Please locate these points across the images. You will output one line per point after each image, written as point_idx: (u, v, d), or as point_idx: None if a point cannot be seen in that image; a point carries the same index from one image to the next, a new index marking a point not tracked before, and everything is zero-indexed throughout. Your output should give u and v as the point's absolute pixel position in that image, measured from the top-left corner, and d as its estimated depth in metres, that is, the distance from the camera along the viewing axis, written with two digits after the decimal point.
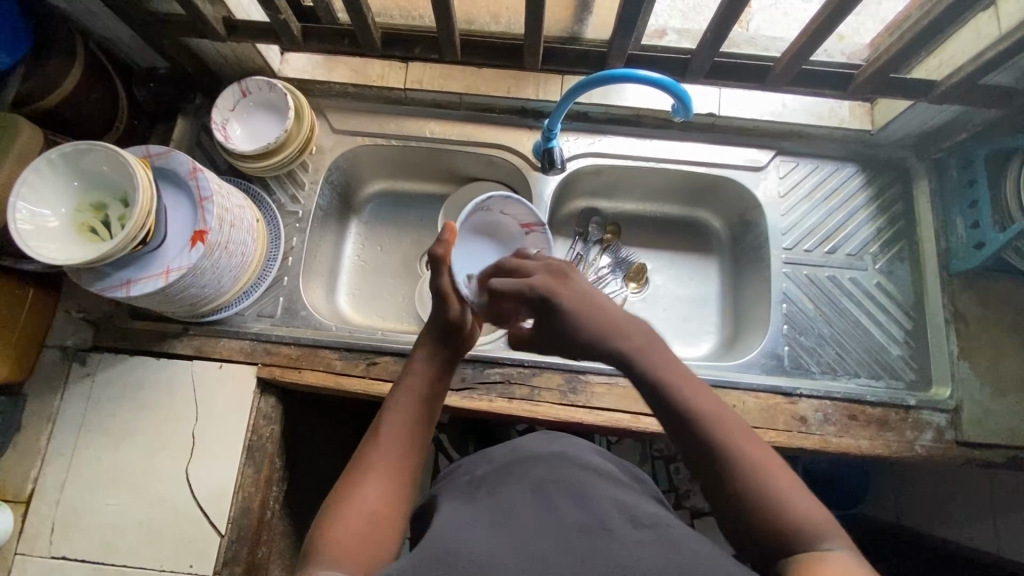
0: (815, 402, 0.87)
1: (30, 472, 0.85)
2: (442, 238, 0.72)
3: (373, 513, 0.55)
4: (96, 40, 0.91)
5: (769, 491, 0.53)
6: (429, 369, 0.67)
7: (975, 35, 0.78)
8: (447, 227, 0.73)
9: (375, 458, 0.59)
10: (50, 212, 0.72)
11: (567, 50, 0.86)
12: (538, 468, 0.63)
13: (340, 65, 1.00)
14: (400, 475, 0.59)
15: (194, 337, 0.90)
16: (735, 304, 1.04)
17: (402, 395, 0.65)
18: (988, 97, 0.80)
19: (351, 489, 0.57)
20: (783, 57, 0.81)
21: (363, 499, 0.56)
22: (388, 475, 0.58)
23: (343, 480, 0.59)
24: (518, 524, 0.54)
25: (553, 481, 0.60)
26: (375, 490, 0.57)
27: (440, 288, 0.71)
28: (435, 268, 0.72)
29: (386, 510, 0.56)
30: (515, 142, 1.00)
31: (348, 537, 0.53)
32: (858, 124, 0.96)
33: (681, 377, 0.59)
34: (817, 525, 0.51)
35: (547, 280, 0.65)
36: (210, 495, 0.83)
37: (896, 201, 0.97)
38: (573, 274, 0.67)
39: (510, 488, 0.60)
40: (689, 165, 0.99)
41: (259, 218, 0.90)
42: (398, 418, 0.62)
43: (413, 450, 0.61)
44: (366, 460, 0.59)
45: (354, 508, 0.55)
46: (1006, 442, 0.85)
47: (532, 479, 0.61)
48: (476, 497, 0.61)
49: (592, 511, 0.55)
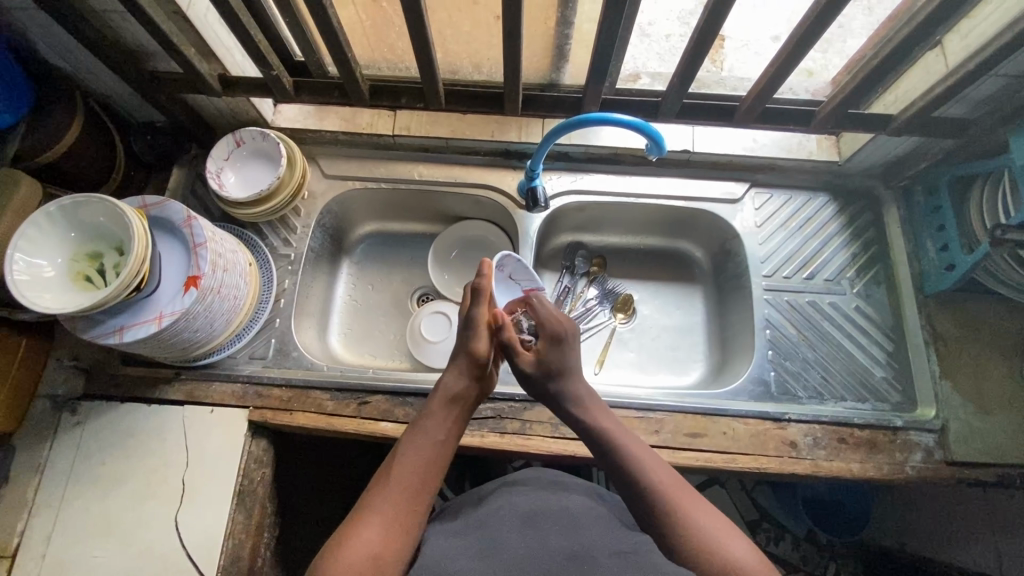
0: (804, 426, 0.88)
1: (15, 526, 0.83)
2: (482, 272, 0.78)
3: (377, 551, 0.56)
4: (95, 97, 0.96)
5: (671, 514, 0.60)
6: (440, 416, 0.69)
7: (925, 72, 0.83)
8: (485, 262, 0.79)
9: (382, 497, 0.60)
10: (46, 262, 0.74)
11: (545, 97, 0.92)
12: (524, 499, 0.63)
13: (330, 114, 1.04)
14: (406, 515, 0.60)
15: (186, 381, 0.91)
16: (721, 332, 1.06)
17: (420, 438, 0.67)
18: (943, 129, 0.85)
19: (353, 529, 0.57)
20: (749, 96, 0.86)
21: (366, 537, 0.56)
22: (392, 514, 0.59)
23: (346, 522, 0.59)
24: (504, 557, 0.54)
25: (540, 511, 0.60)
26: (379, 527, 0.57)
27: (478, 318, 0.76)
28: (474, 297, 0.78)
29: (389, 548, 0.56)
30: (500, 182, 1.04)
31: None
32: (825, 156, 1.01)
33: (624, 433, 0.70)
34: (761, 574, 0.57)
35: (552, 331, 0.78)
36: (201, 543, 0.82)
37: (867, 227, 1.01)
38: (567, 341, 0.78)
39: (498, 519, 0.60)
40: (668, 200, 1.03)
41: (252, 262, 0.92)
42: (412, 461, 0.64)
43: (422, 491, 0.62)
44: (374, 497, 0.61)
45: (355, 547, 0.55)
46: (996, 460, 0.85)
47: (519, 509, 0.61)
48: (468, 529, 0.60)
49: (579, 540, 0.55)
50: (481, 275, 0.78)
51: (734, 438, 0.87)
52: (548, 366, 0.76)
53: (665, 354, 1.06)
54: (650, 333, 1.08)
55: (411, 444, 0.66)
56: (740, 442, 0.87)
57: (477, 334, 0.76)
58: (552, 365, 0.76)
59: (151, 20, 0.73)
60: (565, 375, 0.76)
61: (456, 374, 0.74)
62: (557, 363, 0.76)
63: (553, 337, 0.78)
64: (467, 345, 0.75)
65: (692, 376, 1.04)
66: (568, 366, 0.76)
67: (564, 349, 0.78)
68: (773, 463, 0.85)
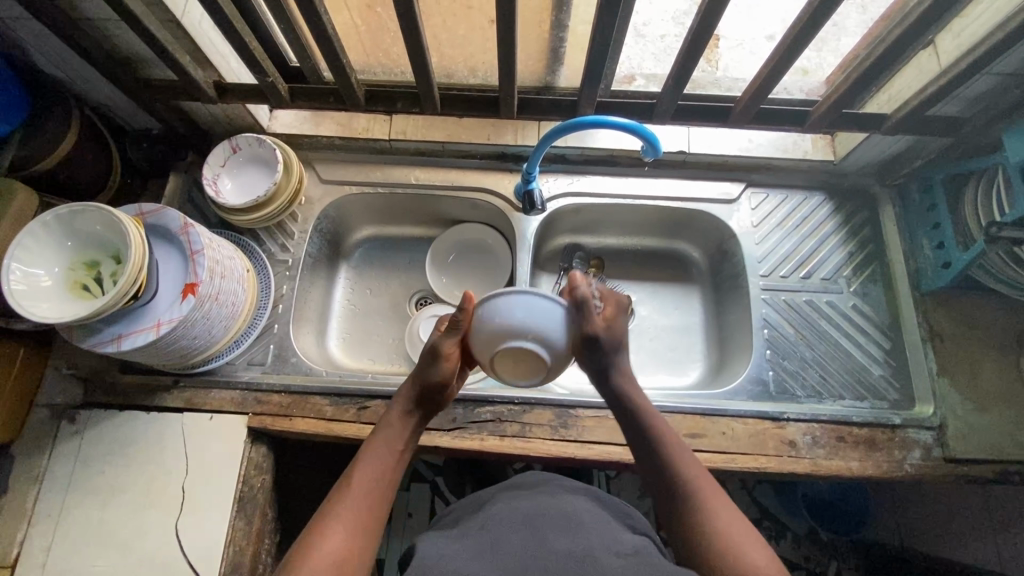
0: (803, 425, 0.88)
1: (14, 536, 0.83)
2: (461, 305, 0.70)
3: (342, 555, 0.57)
4: (91, 105, 0.96)
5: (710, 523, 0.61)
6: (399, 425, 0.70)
7: (918, 71, 0.84)
8: (467, 295, 0.70)
9: (344, 502, 0.61)
10: (43, 272, 0.74)
11: (541, 100, 0.92)
12: (525, 502, 0.63)
13: (326, 120, 1.04)
14: (368, 519, 0.60)
15: (185, 389, 0.91)
16: (719, 332, 1.07)
17: (379, 445, 0.67)
18: (937, 127, 0.86)
19: (320, 534, 0.58)
20: (744, 96, 0.86)
21: (332, 542, 0.57)
22: (356, 518, 0.60)
23: (312, 525, 0.59)
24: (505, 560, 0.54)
25: (541, 513, 0.60)
26: (343, 531, 0.58)
27: (445, 351, 0.70)
28: (448, 330, 0.71)
29: (353, 554, 0.57)
30: (497, 185, 1.04)
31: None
32: (821, 155, 1.02)
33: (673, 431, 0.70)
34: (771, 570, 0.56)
35: (612, 304, 0.74)
36: (201, 550, 0.82)
37: (864, 226, 1.02)
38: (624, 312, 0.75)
39: (499, 521, 0.60)
40: (664, 201, 1.03)
41: (250, 269, 0.92)
42: (372, 466, 0.65)
43: (382, 496, 0.63)
44: (337, 501, 0.61)
45: (323, 552, 0.56)
46: (994, 457, 0.85)
47: (520, 511, 0.61)
48: (471, 531, 0.60)
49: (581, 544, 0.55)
50: (463, 306, 0.70)
51: (734, 438, 0.87)
52: (615, 335, 0.71)
53: (664, 354, 1.06)
54: (648, 333, 1.08)
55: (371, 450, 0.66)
56: (739, 442, 0.87)
57: (442, 366, 0.71)
58: (620, 336, 0.72)
59: (145, 29, 0.73)
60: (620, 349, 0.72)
61: (413, 387, 0.72)
62: (620, 335, 0.72)
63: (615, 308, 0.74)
64: (426, 374, 0.71)
65: (691, 376, 1.04)
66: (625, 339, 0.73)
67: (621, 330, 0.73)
68: (772, 462, 0.86)
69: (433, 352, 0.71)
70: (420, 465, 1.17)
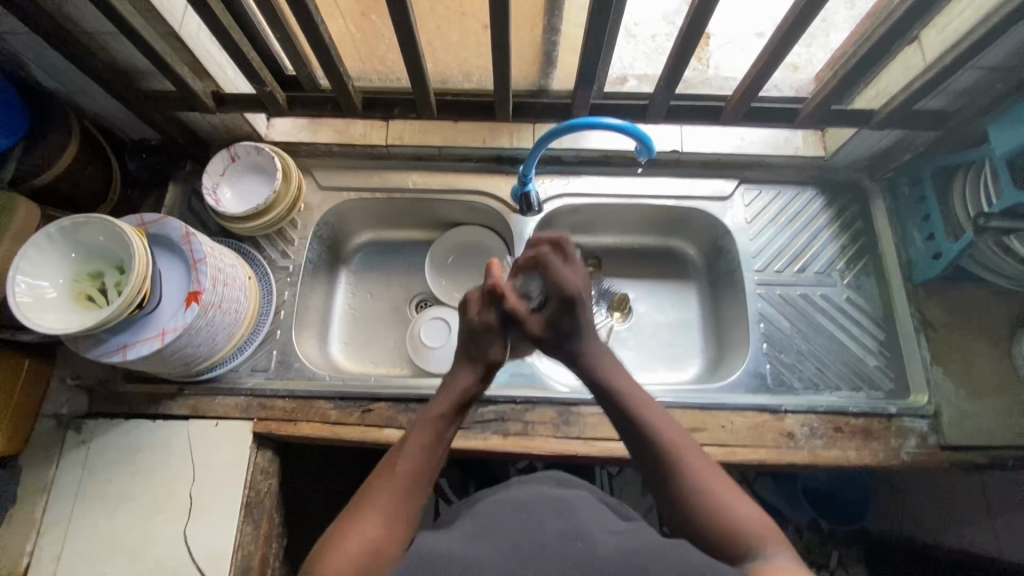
0: (801, 417, 0.90)
1: (24, 546, 0.84)
2: (494, 273, 0.77)
3: (376, 549, 0.56)
4: (89, 117, 0.96)
5: (712, 503, 0.60)
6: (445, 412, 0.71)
7: (904, 67, 0.86)
8: (495, 263, 0.78)
9: (379, 499, 0.61)
10: (48, 283, 0.74)
11: (535, 103, 0.93)
12: (516, 490, 0.63)
13: (323, 126, 1.06)
14: (402, 515, 0.60)
15: (189, 396, 0.92)
16: (716, 328, 1.08)
17: (422, 437, 0.68)
18: (924, 121, 0.87)
19: (350, 531, 0.57)
20: (734, 96, 0.88)
21: (364, 536, 0.57)
22: (389, 514, 0.60)
23: (336, 524, 0.59)
24: (500, 534, 0.53)
25: (535, 498, 0.59)
26: (376, 526, 0.58)
27: (496, 322, 0.75)
28: (492, 300, 0.75)
29: (388, 540, 0.57)
30: (494, 188, 1.05)
31: (347, 565, 0.54)
32: (812, 151, 1.03)
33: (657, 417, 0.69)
34: (767, 541, 0.56)
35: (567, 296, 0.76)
36: (210, 556, 0.83)
37: (855, 219, 1.04)
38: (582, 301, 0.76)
39: (491, 508, 0.59)
40: (659, 199, 1.05)
41: (251, 275, 0.93)
42: (415, 458, 0.65)
43: (420, 489, 0.63)
44: (370, 501, 0.61)
45: (353, 546, 0.55)
46: (988, 443, 0.87)
47: (514, 497, 0.60)
48: (464, 519, 0.60)
49: (574, 521, 0.55)
50: (496, 275, 0.77)
51: (733, 431, 0.89)
52: (559, 329, 0.76)
53: (663, 351, 1.07)
54: (647, 330, 1.09)
55: (412, 444, 0.66)
56: (739, 435, 0.88)
57: (495, 341, 0.75)
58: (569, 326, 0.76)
59: (143, 41, 0.74)
60: (577, 335, 0.76)
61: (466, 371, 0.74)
62: (574, 322, 0.76)
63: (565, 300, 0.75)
64: (484, 350, 0.75)
65: (690, 372, 1.06)
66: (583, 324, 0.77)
67: (579, 311, 0.76)
68: (772, 454, 0.87)
69: (489, 325, 0.75)
70: None
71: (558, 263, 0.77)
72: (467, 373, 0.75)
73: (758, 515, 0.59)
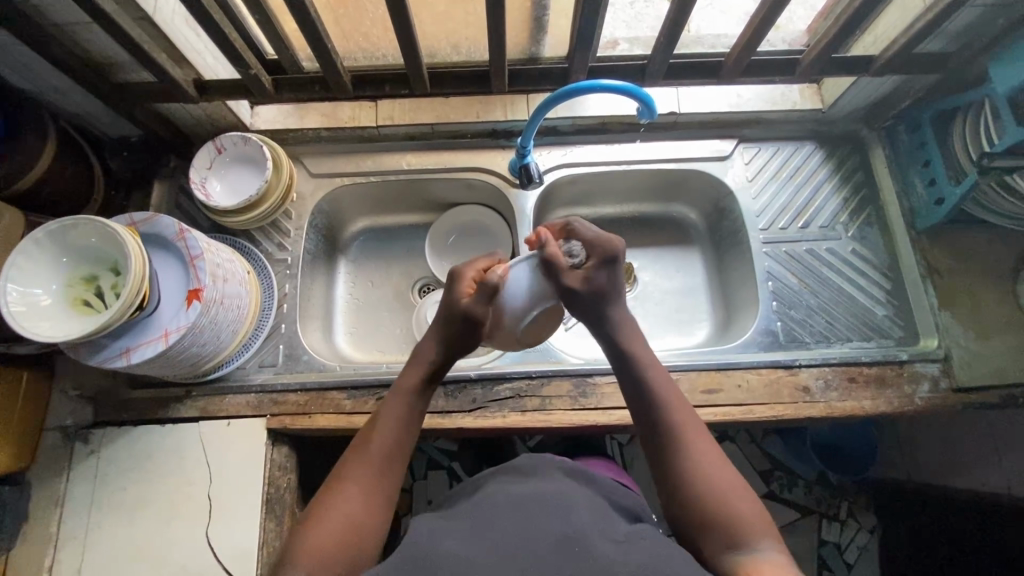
0: (815, 370, 0.90)
1: (43, 561, 0.82)
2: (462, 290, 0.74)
3: (357, 518, 0.58)
4: (65, 117, 0.92)
5: (713, 487, 0.60)
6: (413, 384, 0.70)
7: (901, 10, 0.84)
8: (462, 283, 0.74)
9: (360, 465, 0.62)
10: (41, 290, 0.71)
11: (530, 70, 0.91)
12: (516, 485, 0.60)
13: (310, 112, 1.02)
14: (384, 483, 0.62)
15: (197, 398, 0.90)
16: (722, 290, 1.08)
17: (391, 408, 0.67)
18: (926, 63, 0.86)
19: (335, 496, 0.60)
20: (733, 51, 0.86)
21: (346, 504, 0.59)
22: (372, 485, 0.61)
23: (325, 489, 0.61)
24: (498, 535, 0.52)
25: (534, 496, 0.57)
26: (358, 495, 0.60)
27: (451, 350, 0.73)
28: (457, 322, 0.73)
29: (370, 512, 0.59)
30: (491, 163, 1.03)
31: (333, 540, 0.56)
32: (809, 104, 1.02)
33: (668, 393, 0.68)
34: (757, 532, 0.57)
35: (599, 263, 0.73)
36: (234, 556, 0.82)
37: (856, 170, 1.03)
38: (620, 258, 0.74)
39: (488, 504, 0.57)
40: (658, 164, 1.03)
41: (250, 270, 0.91)
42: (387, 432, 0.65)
43: (397, 460, 0.64)
44: (351, 468, 0.62)
45: (337, 516, 0.58)
46: (999, 382, 0.88)
47: (514, 494, 0.58)
48: (458, 514, 0.58)
49: (574, 524, 0.53)
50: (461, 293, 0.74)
51: (750, 389, 0.89)
52: (599, 286, 0.72)
53: (671, 317, 1.07)
54: (653, 298, 1.09)
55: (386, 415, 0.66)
56: (755, 393, 0.89)
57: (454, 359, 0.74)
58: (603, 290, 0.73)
59: (119, 28, 0.70)
60: (611, 300, 0.73)
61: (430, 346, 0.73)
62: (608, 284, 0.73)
63: (603, 260, 0.73)
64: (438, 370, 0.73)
65: (699, 335, 1.06)
66: (615, 290, 0.74)
67: (616, 269, 0.74)
68: (789, 409, 0.88)
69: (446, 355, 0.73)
70: (435, 453, 1.17)
71: (583, 225, 0.75)
72: (433, 344, 0.73)
73: (757, 505, 0.60)
